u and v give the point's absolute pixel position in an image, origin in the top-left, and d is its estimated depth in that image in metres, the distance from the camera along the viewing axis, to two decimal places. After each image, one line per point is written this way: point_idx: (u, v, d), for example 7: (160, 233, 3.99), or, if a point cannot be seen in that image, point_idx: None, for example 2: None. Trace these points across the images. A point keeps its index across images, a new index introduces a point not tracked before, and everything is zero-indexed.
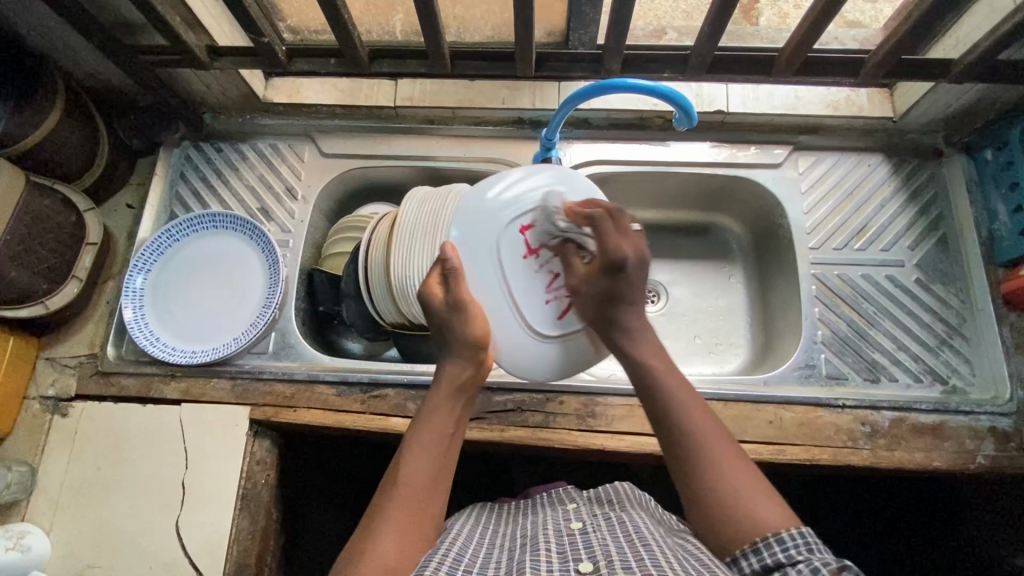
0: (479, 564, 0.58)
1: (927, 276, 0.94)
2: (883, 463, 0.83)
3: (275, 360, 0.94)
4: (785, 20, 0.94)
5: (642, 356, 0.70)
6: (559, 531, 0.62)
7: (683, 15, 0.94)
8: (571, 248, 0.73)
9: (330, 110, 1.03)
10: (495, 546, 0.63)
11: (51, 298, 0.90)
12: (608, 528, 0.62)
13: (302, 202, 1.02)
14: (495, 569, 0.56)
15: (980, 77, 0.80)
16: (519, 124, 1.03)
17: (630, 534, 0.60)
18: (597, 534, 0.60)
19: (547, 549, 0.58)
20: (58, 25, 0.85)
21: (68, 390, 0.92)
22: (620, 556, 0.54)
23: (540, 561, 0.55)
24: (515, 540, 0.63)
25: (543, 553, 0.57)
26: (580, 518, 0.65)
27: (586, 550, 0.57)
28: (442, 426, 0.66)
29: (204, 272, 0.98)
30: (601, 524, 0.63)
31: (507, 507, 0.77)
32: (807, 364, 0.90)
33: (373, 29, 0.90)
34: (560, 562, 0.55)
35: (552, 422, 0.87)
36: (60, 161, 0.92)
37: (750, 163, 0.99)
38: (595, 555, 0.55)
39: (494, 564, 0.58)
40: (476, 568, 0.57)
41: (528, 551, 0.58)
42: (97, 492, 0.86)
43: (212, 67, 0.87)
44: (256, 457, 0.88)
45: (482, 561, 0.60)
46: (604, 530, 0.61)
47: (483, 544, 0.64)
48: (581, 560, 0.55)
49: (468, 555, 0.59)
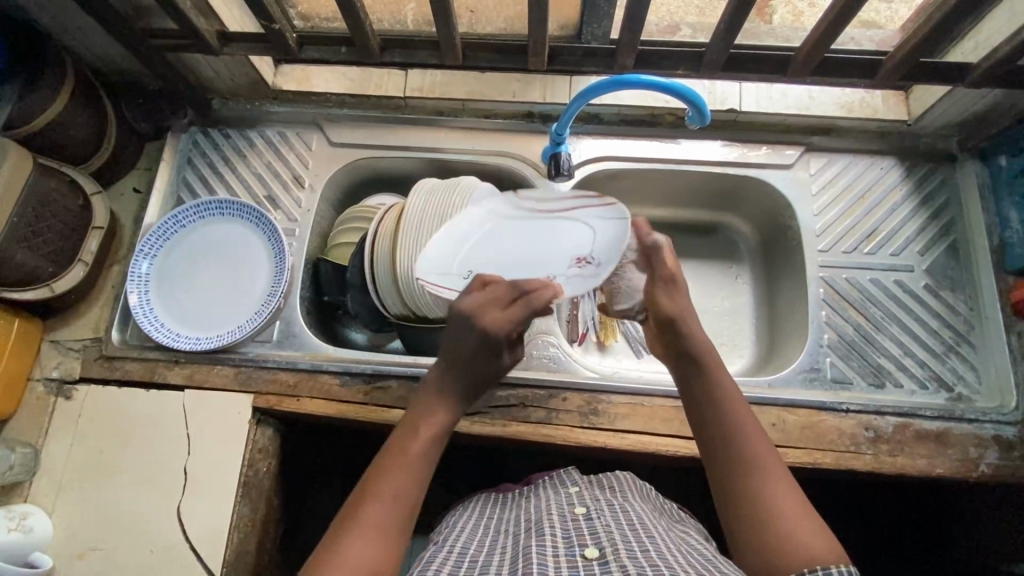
0: (485, 553, 0.58)
1: (936, 282, 0.93)
2: (885, 468, 0.82)
3: (278, 349, 0.94)
4: (799, 18, 0.93)
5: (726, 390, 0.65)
6: (564, 516, 0.62)
7: (697, 10, 0.93)
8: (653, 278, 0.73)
9: (338, 99, 1.03)
10: (500, 532, 0.63)
11: (56, 281, 0.90)
12: (612, 514, 0.62)
13: (310, 191, 1.01)
14: (500, 556, 0.57)
15: (1000, 81, 0.79)
16: (530, 118, 1.02)
17: (634, 522, 0.60)
18: (601, 520, 0.60)
19: (552, 534, 0.58)
20: (70, 7, 0.84)
21: (73, 373, 0.92)
22: (625, 543, 0.54)
23: (545, 545, 0.55)
24: (520, 525, 0.63)
25: (547, 538, 0.57)
26: (584, 503, 0.65)
27: (592, 536, 0.57)
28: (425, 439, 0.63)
29: (210, 258, 0.98)
30: (605, 510, 0.63)
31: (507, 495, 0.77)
32: (812, 367, 0.90)
33: (384, 18, 0.89)
34: (566, 547, 0.55)
35: (554, 418, 0.87)
36: (68, 144, 0.91)
37: (760, 163, 0.98)
38: (600, 541, 0.55)
39: (499, 549, 0.58)
40: (482, 557, 0.57)
41: (533, 535, 0.58)
42: (99, 475, 0.87)
43: (222, 52, 0.86)
44: (258, 445, 0.88)
45: (487, 546, 0.60)
46: (609, 515, 0.61)
47: (487, 532, 0.64)
48: (586, 545, 0.55)
49: (474, 547, 0.60)
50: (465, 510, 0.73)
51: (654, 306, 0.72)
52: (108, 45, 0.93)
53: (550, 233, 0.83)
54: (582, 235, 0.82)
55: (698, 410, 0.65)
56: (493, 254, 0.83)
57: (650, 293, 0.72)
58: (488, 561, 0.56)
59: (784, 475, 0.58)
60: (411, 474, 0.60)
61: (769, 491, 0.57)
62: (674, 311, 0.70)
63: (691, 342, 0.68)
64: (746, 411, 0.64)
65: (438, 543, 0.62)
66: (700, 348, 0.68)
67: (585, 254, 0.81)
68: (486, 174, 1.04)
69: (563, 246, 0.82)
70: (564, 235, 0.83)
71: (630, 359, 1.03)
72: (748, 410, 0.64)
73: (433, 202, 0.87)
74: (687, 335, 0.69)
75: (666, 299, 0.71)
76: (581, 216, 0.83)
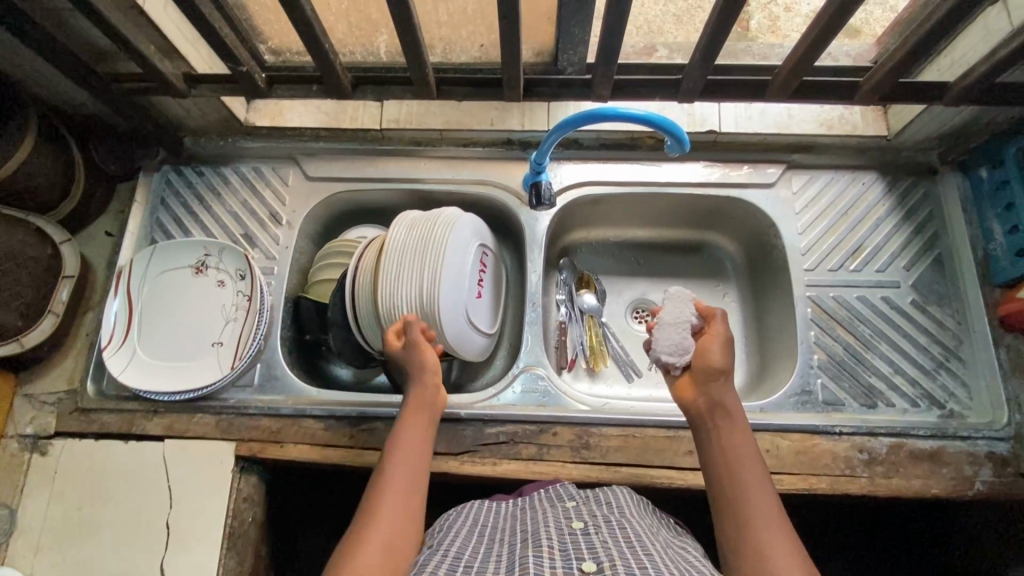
0: (479, 565, 0.57)
1: (922, 298, 0.93)
2: (880, 491, 0.81)
3: (260, 393, 0.91)
4: (775, 25, 0.94)
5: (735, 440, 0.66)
6: (560, 530, 0.61)
7: (674, 19, 0.92)
8: (715, 339, 0.72)
9: (313, 132, 1.02)
10: (495, 541, 0.62)
11: (25, 335, 0.87)
12: (609, 530, 0.61)
13: (287, 227, 0.99)
14: (495, 568, 0.56)
15: (979, 99, 0.78)
16: (509, 145, 1.01)
17: (631, 539, 0.58)
18: (600, 536, 0.59)
19: (549, 545, 0.57)
20: (27, 54, 0.81)
21: (47, 428, 0.89)
22: (624, 559, 0.53)
23: (542, 557, 0.55)
24: (516, 534, 0.62)
25: (544, 549, 0.56)
26: (582, 517, 0.64)
27: (589, 550, 0.56)
28: (415, 436, 0.72)
29: (168, 278, 0.94)
30: (604, 525, 0.62)
31: (506, 505, 0.74)
32: (803, 390, 0.89)
33: (356, 51, 0.86)
34: (563, 560, 0.54)
35: (545, 454, 0.85)
36: (34, 194, 0.89)
37: (742, 183, 0.98)
38: (598, 555, 0.54)
39: (494, 558, 0.58)
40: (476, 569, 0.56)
41: (529, 546, 0.58)
42: (78, 533, 0.84)
43: (190, 95, 0.84)
44: (243, 494, 0.87)
45: (482, 556, 0.59)
46: (606, 532, 0.60)
47: (483, 541, 0.63)
48: (584, 559, 0.54)
49: (469, 558, 0.58)
50: (461, 509, 0.72)
51: (703, 356, 0.71)
52: (72, 91, 0.90)
53: (171, 293, 0.93)
54: (161, 265, 0.94)
55: (708, 456, 0.67)
56: (170, 328, 0.92)
57: (703, 343, 0.72)
58: (484, 570, 0.56)
59: (786, 530, 0.58)
60: (410, 466, 0.68)
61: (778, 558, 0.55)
62: (724, 367, 0.70)
63: (721, 394, 0.69)
64: (756, 465, 0.64)
65: (432, 547, 0.62)
66: (727, 398, 0.69)
67: (194, 263, 0.94)
68: (467, 202, 1.03)
69: (177, 290, 0.94)
70: (163, 288, 0.93)
71: (620, 384, 1.02)
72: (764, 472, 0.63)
73: (416, 231, 0.90)
74: (721, 394, 0.69)
75: (717, 353, 0.71)
76: (139, 285, 0.93)
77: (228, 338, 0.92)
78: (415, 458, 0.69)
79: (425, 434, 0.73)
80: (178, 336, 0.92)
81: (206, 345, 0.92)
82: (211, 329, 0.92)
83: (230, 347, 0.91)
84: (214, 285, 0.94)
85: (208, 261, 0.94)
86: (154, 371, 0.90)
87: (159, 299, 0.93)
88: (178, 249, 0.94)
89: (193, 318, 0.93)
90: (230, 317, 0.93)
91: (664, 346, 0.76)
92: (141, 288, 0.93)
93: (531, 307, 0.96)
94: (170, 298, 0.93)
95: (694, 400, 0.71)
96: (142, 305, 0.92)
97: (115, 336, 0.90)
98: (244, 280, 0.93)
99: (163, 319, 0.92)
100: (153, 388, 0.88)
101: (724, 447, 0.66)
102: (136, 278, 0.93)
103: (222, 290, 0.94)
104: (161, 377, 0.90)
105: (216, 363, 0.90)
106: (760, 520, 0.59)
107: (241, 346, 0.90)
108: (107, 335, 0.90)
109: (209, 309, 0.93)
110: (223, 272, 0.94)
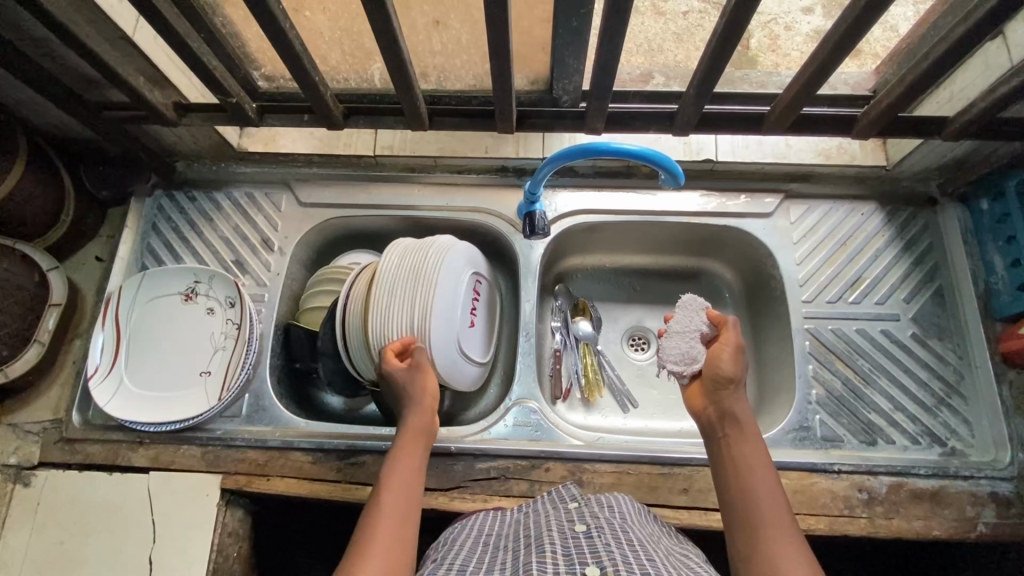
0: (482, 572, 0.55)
1: (923, 331, 0.91)
2: (881, 532, 0.79)
3: (248, 424, 0.90)
4: (775, 42, 0.96)
5: (744, 450, 0.64)
6: (564, 534, 0.60)
7: (675, 37, 0.95)
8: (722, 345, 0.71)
9: (307, 158, 1.01)
10: (499, 550, 0.60)
11: (10, 365, 0.86)
12: (613, 533, 0.59)
13: (279, 254, 0.98)
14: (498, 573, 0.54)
15: (978, 134, 0.77)
16: (504, 172, 1.01)
17: (635, 544, 0.57)
18: (602, 538, 0.58)
19: (552, 551, 0.56)
20: (17, 86, 0.81)
21: (31, 458, 0.88)
22: (626, 564, 0.52)
23: (546, 562, 0.53)
24: (519, 540, 0.61)
25: (547, 555, 0.55)
26: (585, 519, 0.63)
27: (593, 554, 0.54)
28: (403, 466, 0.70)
29: (158, 305, 0.93)
30: (607, 527, 0.60)
31: (509, 512, 0.72)
32: (801, 425, 0.87)
33: (350, 78, 0.85)
34: (567, 564, 0.53)
35: (538, 490, 0.83)
36: (24, 220, 0.88)
37: (739, 212, 0.96)
38: (601, 560, 0.53)
39: (497, 565, 0.56)
40: None
41: (532, 552, 0.56)
42: (57, 568, 0.82)
43: (179, 123, 0.84)
44: (228, 528, 0.85)
45: (485, 566, 0.57)
46: (610, 535, 0.58)
47: (486, 550, 0.61)
48: (587, 564, 0.52)
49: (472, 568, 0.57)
50: (466, 522, 0.70)
51: (714, 363, 0.70)
52: (62, 118, 0.89)
53: (161, 320, 0.92)
54: (151, 291, 0.93)
55: (720, 465, 0.65)
56: (159, 356, 0.90)
57: (714, 350, 0.71)
58: None
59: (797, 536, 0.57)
60: (403, 497, 0.66)
61: (786, 563, 0.54)
62: (733, 374, 0.68)
63: (733, 404, 0.68)
64: (766, 471, 0.62)
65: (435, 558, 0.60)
66: (740, 409, 0.68)
67: (185, 289, 0.93)
68: (461, 229, 1.02)
69: (167, 317, 0.92)
70: (153, 315, 0.92)
71: (616, 415, 1.00)
72: (774, 478, 0.62)
73: (411, 248, 0.89)
74: (732, 402, 0.68)
75: (726, 359, 0.70)
76: (129, 311, 0.92)
77: (216, 368, 0.90)
78: (408, 488, 0.67)
79: (416, 464, 0.71)
80: (166, 364, 0.90)
81: (193, 375, 0.90)
82: (200, 357, 0.91)
83: (218, 376, 0.90)
84: (204, 313, 0.93)
85: (198, 288, 0.93)
86: (140, 401, 0.88)
87: (149, 326, 0.92)
88: (168, 275, 0.93)
89: (182, 346, 0.91)
90: (219, 347, 0.91)
91: (670, 354, 0.76)
92: (131, 315, 0.92)
93: (524, 337, 0.94)
94: (159, 324, 0.92)
95: (705, 408, 0.70)
96: (131, 332, 0.91)
97: (101, 367, 0.89)
98: (234, 308, 0.92)
99: (152, 347, 0.91)
100: (138, 419, 0.87)
101: (733, 457, 0.65)
102: (126, 304, 0.92)
103: (212, 319, 0.93)
104: (146, 407, 0.88)
105: (204, 393, 0.89)
106: (768, 526, 0.58)
107: (229, 376, 0.89)
108: (93, 363, 0.88)
109: (198, 337, 0.92)
110: (213, 300, 0.93)
